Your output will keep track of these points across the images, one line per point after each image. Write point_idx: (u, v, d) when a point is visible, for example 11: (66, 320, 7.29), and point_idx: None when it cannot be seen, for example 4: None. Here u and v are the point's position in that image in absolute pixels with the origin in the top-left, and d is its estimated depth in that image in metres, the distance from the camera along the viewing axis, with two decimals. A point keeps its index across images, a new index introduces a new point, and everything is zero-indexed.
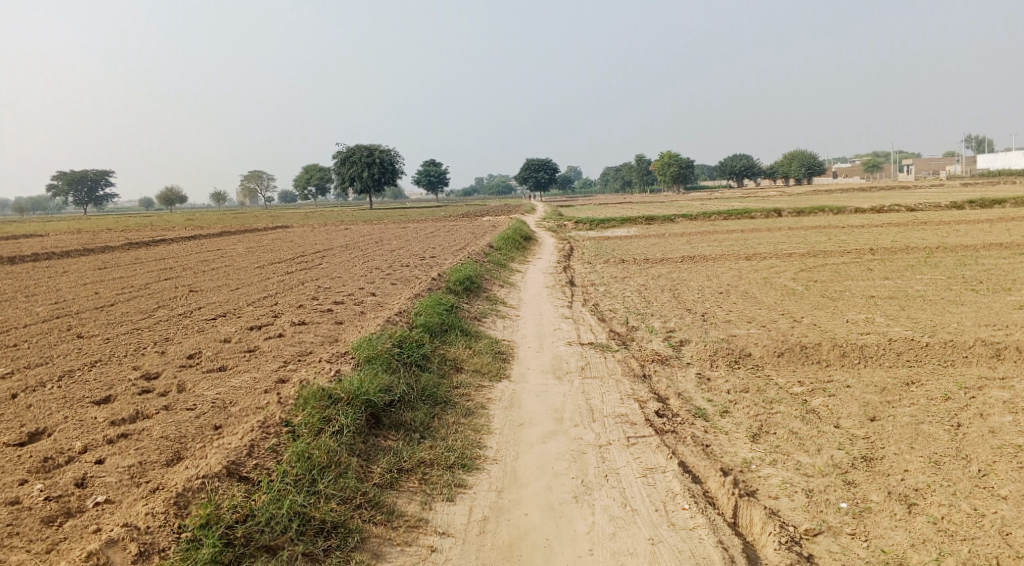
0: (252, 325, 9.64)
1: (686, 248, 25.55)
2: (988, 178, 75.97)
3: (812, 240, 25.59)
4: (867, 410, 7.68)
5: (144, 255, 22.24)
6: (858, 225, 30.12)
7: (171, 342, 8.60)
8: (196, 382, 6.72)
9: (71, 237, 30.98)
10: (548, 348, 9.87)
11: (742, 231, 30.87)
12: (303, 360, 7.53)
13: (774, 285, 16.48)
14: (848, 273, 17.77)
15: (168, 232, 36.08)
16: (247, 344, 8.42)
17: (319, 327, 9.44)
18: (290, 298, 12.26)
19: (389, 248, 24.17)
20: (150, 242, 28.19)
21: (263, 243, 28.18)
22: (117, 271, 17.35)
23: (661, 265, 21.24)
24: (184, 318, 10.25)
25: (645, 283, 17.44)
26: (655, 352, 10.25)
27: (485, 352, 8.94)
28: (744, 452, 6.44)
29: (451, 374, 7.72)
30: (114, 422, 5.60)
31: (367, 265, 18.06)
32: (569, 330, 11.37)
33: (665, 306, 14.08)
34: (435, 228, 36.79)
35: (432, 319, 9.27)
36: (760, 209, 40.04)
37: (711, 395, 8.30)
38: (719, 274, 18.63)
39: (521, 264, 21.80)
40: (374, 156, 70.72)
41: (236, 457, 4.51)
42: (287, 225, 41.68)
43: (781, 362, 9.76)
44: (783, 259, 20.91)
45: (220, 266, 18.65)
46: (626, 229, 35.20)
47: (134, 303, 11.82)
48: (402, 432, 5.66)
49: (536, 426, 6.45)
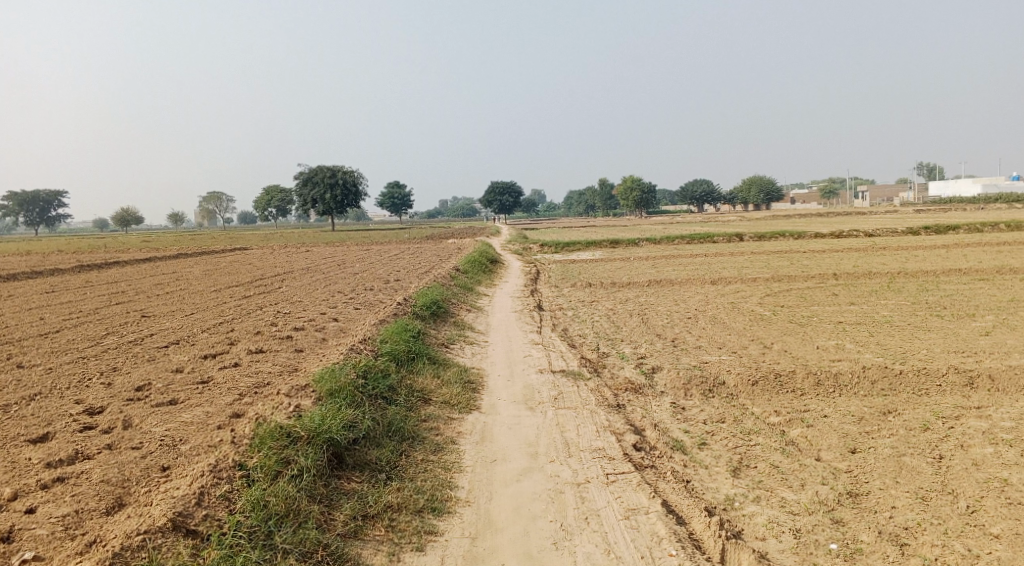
0: (206, 354, 9.03)
1: (652, 272, 25.56)
2: (938, 205, 78.67)
3: (775, 265, 25.88)
4: (847, 442, 7.59)
5: (94, 278, 21.24)
6: (818, 251, 30.67)
7: (117, 373, 7.92)
8: (145, 417, 6.06)
9: (16, 258, 29.44)
10: (519, 377, 9.53)
11: (706, 255, 31.12)
12: (261, 393, 7.03)
13: (741, 310, 16.49)
14: (813, 298, 17.91)
15: (120, 253, 34.56)
16: (200, 376, 7.84)
17: (279, 357, 8.93)
18: (248, 324, 11.68)
19: (352, 271, 23.52)
20: (102, 264, 27.05)
21: (222, 265, 27.27)
22: (63, 295, 16.42)
23: (628, 289, 21.16)
24: (132, 347, 9.55)
25: (614, 308, 17.26)
26: (629, 379, 10.00)
27: (454, 382, 8.57)
28: (726, 488, 6.38)
29: (419, 406, 7.33)
30: (49, 464, 4.86)
31: (330, 289, 17.45)
32: (539, 357, 11.06)
33: (636, 331, 13.91)
34: (400, 250, 36.28)
35: (398, 347, 8.86)
36: (723, 234, 40.57)
37: (688, 426, 8.10)
38: (686, 299, 18.61)
39: (488, 288, 21.48)
40: (338, 177, 69.89)
41: (182, 508, 4.03)
42: (247, 247, 40.64)
43: (757, 391, 9.62)
44: (749, 284, 21.03)
45: (175, 290, 17.86)
46: (591, 253, 35.16)
47: (78, 330, 11.02)
48: (367, 472, 5.26)
49: (509, 463, 6.10)
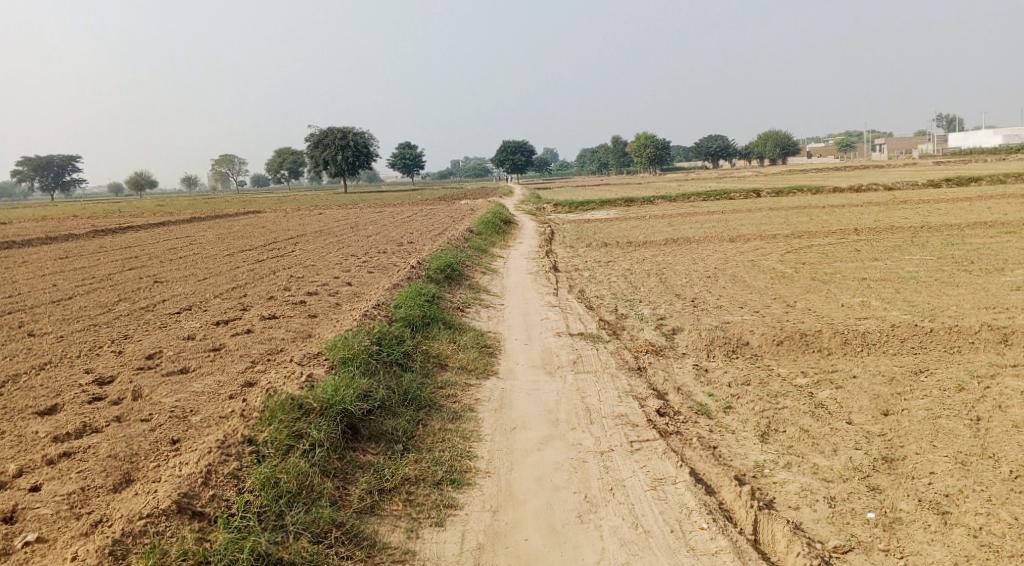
0: (218, 321, 8.87)
1: (668, 230, 25.10)
2: (960, 156, 76.75)
3: (795, 221, 25.28)
4: (879, 404, 7.31)
5: (107, 244, 21.19)
6: (838, 206, 29.95)
7: (128, 341, 7.79)
8: (156, 387, 5.90)
9: (34, 225, 29.56)
10: (536, 341, 9.30)
11: (723, 212, 30.51)
12: (273, 360, 6.87)
13: (762, 267, 16.10)
14: (835, 254, 17.44)
15: (135, 218, 34.60)
16: (212, 342, 7.69)
17: (292, 322, 8.75)
18: (261, 289, 11.49)
19: (365, 233, 23.29)
20: (116, 229, 27.02)
21: (234, 229, 27.16)
22: (77, 261, 16.35)
23: (645, 248, 20.79)
24: (145, 314, 9.43)
25: (631, 268, 16.93)
26: (649, 341, 9.75)
27: (470, 346, 8.35)
28: (755, 454, 6.22)
29: (436, 372, 7.13)
30: (56, 438, 4.72)
31: (344, 252, 17.28)
32: (557, 319, 10.80)
33: (654, 291, 13.60)
34: (412, 212, 35.99)
35: (413, 312, 8.65)
36: (740, 190, 39.78)
37: (712, 389, 7.87)
38: (705, 257, 18.23)
39: (502, 249, 21.22)
40: (349, 138, 69.30)
41: (188, 488, 3.88)
42: (260, 210, 40.49)
43: (782, 352, 9.33)
44: (769, 241, 20.56)
45: (188, 255, 17.73)
46: (606, 212, 34.67)
47: (91, 297, 10.92)
48: (383, 444, 5.07)
49: (530, 431, 5.89)
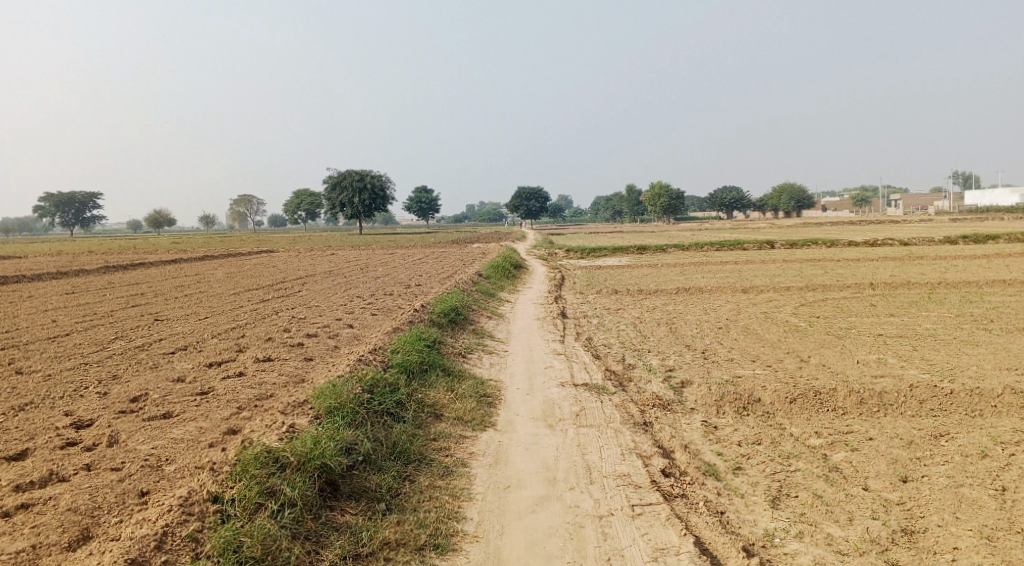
0: (212, 362, 8.63)
1: (680, 279, 24.79)
2: (974, 213, 76.31)
3: (808, 273, 24.90)
4: (897, 469, 6.89)
5: (116, 280, 21.18)
6: (852, 259, 29.57)
7: (116, 381, 7.55)
8: (134, 432, 5.63)
9: (48, 260, 29.77)
10: (539, 391, 8.96)
11: (736, 263, 30.19)
12: (261, 406, 6.59)
13: (775, 320, 15.71)
14: (850, 309, 17.03)
15: (148, 255, 34.84)
16: (201, 385, 7.43)
17: (286, 366, 8.49)
18: (261, 330, 11.28)
19: (374, 275, 23.17)
20: (128, 265, 27.12)
21: (245, 268, 27.20)
22: (83, 296, 16.28)
23: (656, 297, 20.48)
24: (139, 353, 9.22)
25: (641, 317, 16.60)
26: (656, 394, 9.38)
27: (469, 395, 8.04)
28: (765, 522, 5.82)
29: (429, 423, 6.81)
30: (18, 488, 4.45)
31: (350, 294, 17.11)
32: (561, 368, 10.46)
33: (663, 341, 13.25)
34: (424, 255, 36.02)
35: (411, 358, 8.37)
36: (753, 241, 39.56)
37: (721, 448, 7.49)
38: (717, 307, 17.87)
39: (511, 294, 21.00)
40: (366, 181, 70.21)
41: (137, 554, 3.61)
42: (273, 250, 40.71)
43: (794, 410, 8.92)
44: (782, 293, 20.19)
45: (194, 293, 17.64)
46: (617, 259, 34.51)
47: (88, 334, 10.75)
48: (364, 502, 4.76)
49: (525, 490, 5.55)
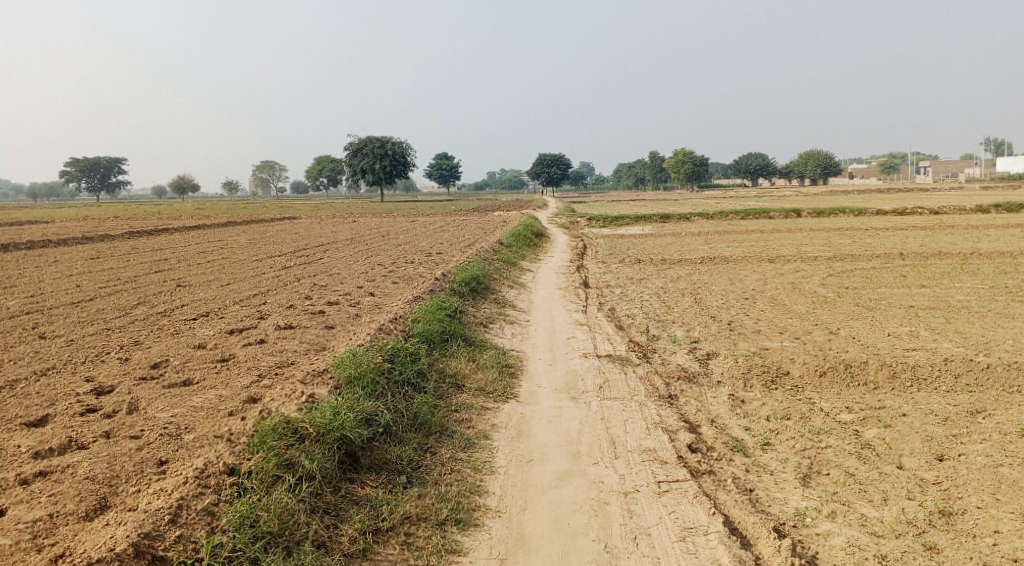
0: (232, 329, 8.59)
1: (704, 248, 24.36)
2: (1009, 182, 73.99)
3: (836, 243, 24.31)
4: (933, 447, 6.65)
5: (140, 245, 21.32)
6: (881, 228, 28.83)
7: (137, 347, 7.53)
8: (153, 399, 5.58)
9: (73, 224, 30.10)
10: (561, 362, 8.80)
11: (761, 232, 29.59)
12: (281, 375, 6.51)
13: (802, 291, 15.35)
14: (880, 279, 16.57)
15: (172, 220, 35.12)
16: (222, 353, 7.38)
17: (307, 334, 8.41)
18: (282, 297, 11.24)
19: (395, 243, 23.08)
20: (152, 230, 27.30)
21: (267, 234, 27.26)
22: (107, 261, 16.38)
23: (679, 266, 20.15)
24: (160, 319, 9.21)
25: (664, 286, 16.32)
26: (681, 366, 9.18)
27: (490, 366, 7.91)
28: (796, 500, 5.64)
29: (450, 394, 6.70)
30: (36, 454, 4.41)
31: (370, 262, 17.02)
32: (584, 339, 10.28)
33: (688, 312, 13.00)
34: (444, 222, 35.84)
35: (431, 327, 8.24)
36: (779, 209, 38.73)
37: (749, 423, 7.30)
38: (742, 277, 17.51)
39: (532, 262, 20.79)
40: (387, 148, 69.88)
41: (151, 528, 3.55)
42: (294, 216, 40.82)
43: (824, 384, 8.67)
44: (809, 263, 19.74)
45: (217, 259, 17.67)
46: (640, 228, 34.05)
47: (111, 299, 10.79)
48: (384, 475, 4.67)
49: (548, 463, 5.43)
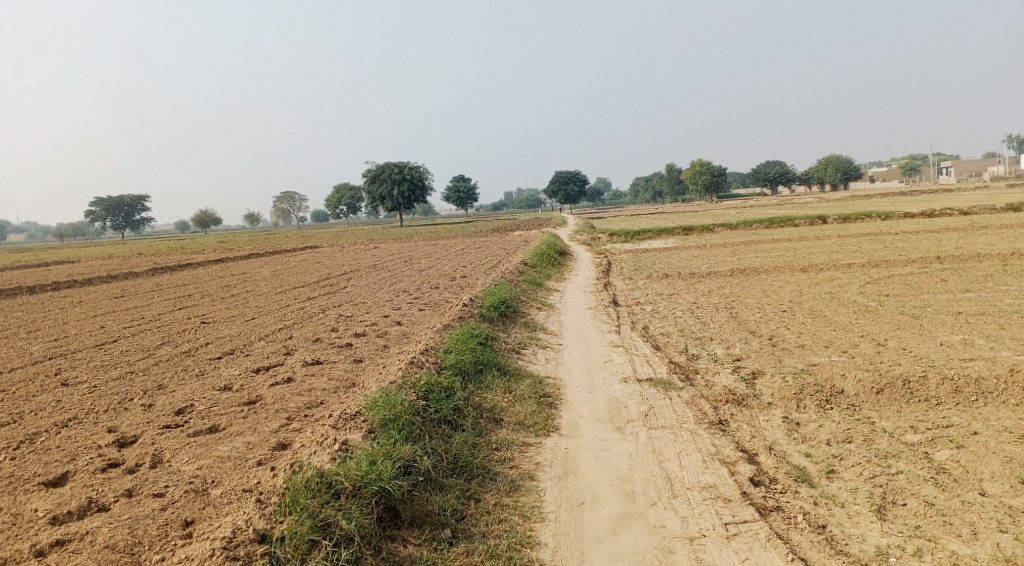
0: (259, 368, 8.30)
1: (732, 260, 23.74)
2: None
3: (868, 249, 23.56)
4: (1015, 470, 6.09)
5: (164, 282, 21.30)
6: (912, 232, 27.93)
7: (161, 392, 7.26)
8: (177, 450, 5.27)
9: (100, 263, 30.33)
10: (602, 388, 8.35)
11: (789, 240, 28.84)
12: (310, 417, 6.18)
13: (841, 300, 14.73)
14: (921, 285, 15.86)
15: (196, 254, 35.31)
16: (248, 394, 7.07)
17: (335, 370, 8.08)
18: (308, 330, 10.95)
19: (418, 268, 22.79)
20: (176, 266, 27.36)
21: (290, 265, 27.19)
22: (132, 300, 16.29)
23: (709, 280, 19.59)
24: (184, 359, 8.97)
25: (697, 301, 15.79)
26: (727, 387, 8.67)
27: (528, 396, 7.50)
28: (876, 536, 5.13)
29: (489, 430, 6.30)
30: (54, 519, 4.11)
31: (395, 289, 16.74)
32: (622, 362, 9.83)
33: (725, 328, 12.48)
34: (465, 245, 35.60)
35: (465, 358, 7.86)
36: (804, 217, 37.93)
37: (809, 449, 6.77)
38: (776, 288, 16.92)
39: (557, 282, 20.39)
40: (405, 173, 70.23)
41: None
42: (316, 245, 40.93)
43: (882, 401, 8.10)
44: (843, 271, 19.07)
45: (240, 292, 17.51)
46: (663, 241, 33.50)
47: (135, 340, 10.60)
48: (427, 530, 4.35)
49: (602, 506, 5.03)
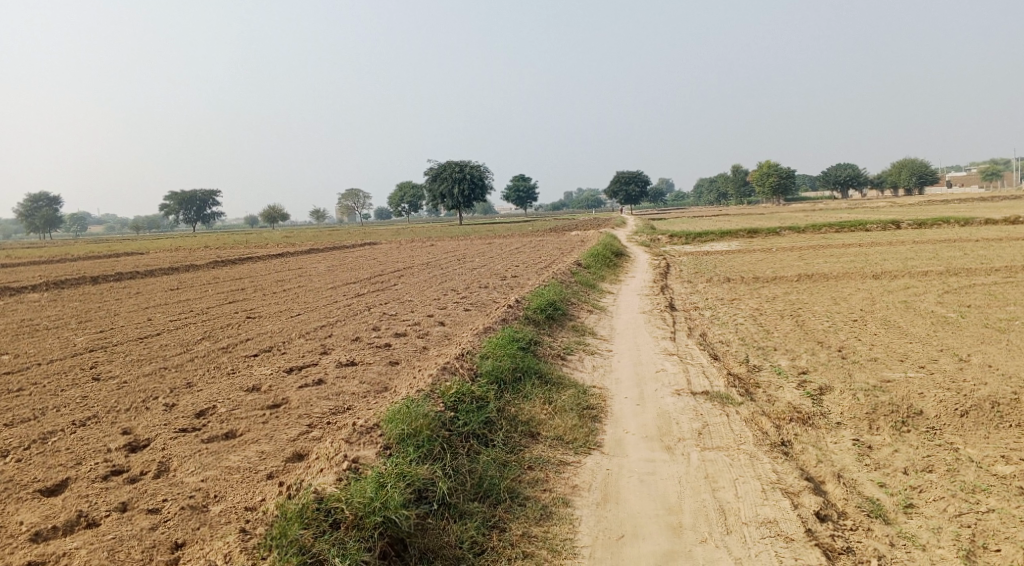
0: (291, 368, 8.05)
1: (798, 265, 22.40)
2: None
3: (947, 256, 21.80)
4: None
5: (223, 275, 21.64)
6: (995, 239, 25.73)
7: (189, 392, 7.13)
8: (185, 460, 5.29)
9: (167, 255, 31.32)
10: (651, 401, 7.71)
11: (859, 246, 27.02)
12: (332, 425, 5.92)
13: (919, 308, 13.42)
14: (1010, 295, 14.28)
15: (258, 248, 36.11)
16: (274, 398, 6.86)
17: (367, 372, 7.72)
18: (348, 328, 10.72)
19: (469, 266, 22.43)
20: (236, 260, 27.91)
21: (346, 260, 27.36)
22: (186, 292, 16.52)
23: (773, 285, 18.44)
24: (220, 356, 8.84)
25: (759, 308, 14.78)
26: (790, 402, 7.77)
27: (570, 408, 6.93)
28: None
29: (522, 446, 5.78)
30: (38, 535, 4.13)
31: (443, 287, 16.39)
32: (676, 373, 9.11)
33: (789, 338, 11.52)
34: (521, 244, 35.10)
35: (503, 364, 7.35)
36: (877, 221, 35.75)
37: (884, 478, 5.61)
38: (847, 296, 15.68)
39: (611, 283, 19.67)
40: (465, 172, 70.36)
41: None
42: (374, 241, 41.30)
43: (967, 425, 6.60)
44: (921, 279, 17.57)
45: (291, 287, 17.53)
46: (725, 243, 32.14)
47: (179, 333, 10.58)
48: None
49: (644, 542, 4.45)
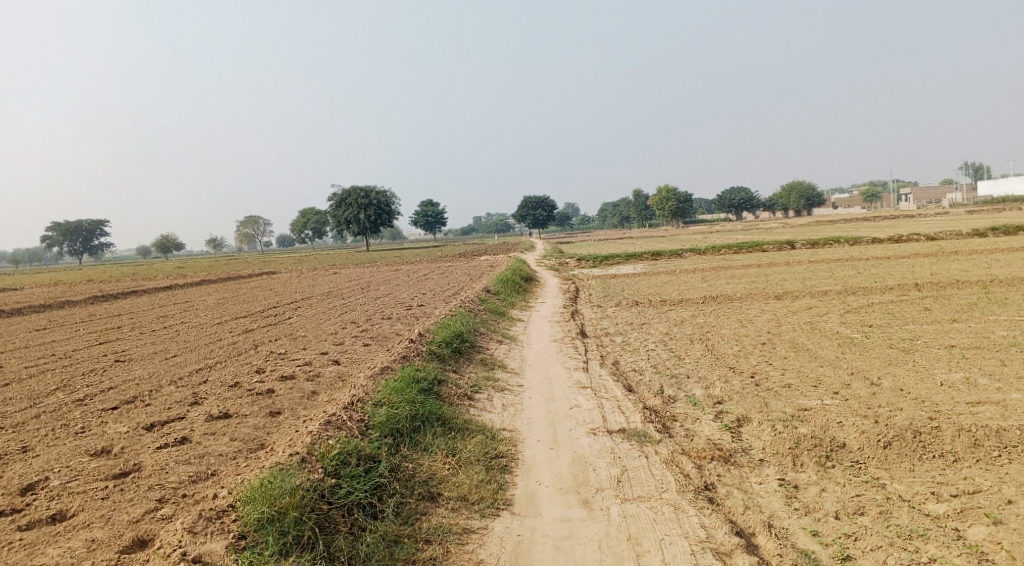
0: (153, 423, 6.86)
1: (704, 287, 22.69)
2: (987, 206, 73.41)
3: (841, 276, 22.68)
4: None
5: (99, 311, 19.50)
6: (881, 258, 27.19)
7: (17, 459, 5.86)
8: None
9: (40, 291, 28.28)
10: (566, 444, 7.05)
11: (760, 267, 27.87)
12: (190, 500, 4.89)
13: (824, 329, 13.61)
14: (905, 313, 14.75)
15: (147, 281, 33.31)
16: (124, 463, 5.70)
17: (244, 426, 6.65)
18: (230, 371, 9.51)
19: (375, 295, 21.35)
20: (120, 294, 25.44)
21: (244, 292, 25.55)
22: (50, 333, 14.57)
23: (682, 308, 18.46)
24: (69, 410, 7.50)
25: (670, 333, 14.58)
26: (710, 437, 7.34)
27: (477, 460, 6.16)
28: None
29: (419, 515, 4.95)
30: None
31: (345, 319, 15.27)
32: (591, 408, 8.53)
33: (702, 364, 11.28)
34: (430, 270, 34.15)
35: (400, 412, 6.50)
36: (773, 241, 37.25)
37: (816, 524, 5.20)
38: (753, 319, 15.78)
39: (522, 311, 19.13)
40: (371, 198, 68.45)
41: None
42: (275, 270, 39.17)
43: (891, 457, 6.36)
44: (820, 299, 18.03)
45: (176, 324, 15.89)
46: (633, 266, 32.54)
47: (26, 384, 8.99)
48: None
49: None
